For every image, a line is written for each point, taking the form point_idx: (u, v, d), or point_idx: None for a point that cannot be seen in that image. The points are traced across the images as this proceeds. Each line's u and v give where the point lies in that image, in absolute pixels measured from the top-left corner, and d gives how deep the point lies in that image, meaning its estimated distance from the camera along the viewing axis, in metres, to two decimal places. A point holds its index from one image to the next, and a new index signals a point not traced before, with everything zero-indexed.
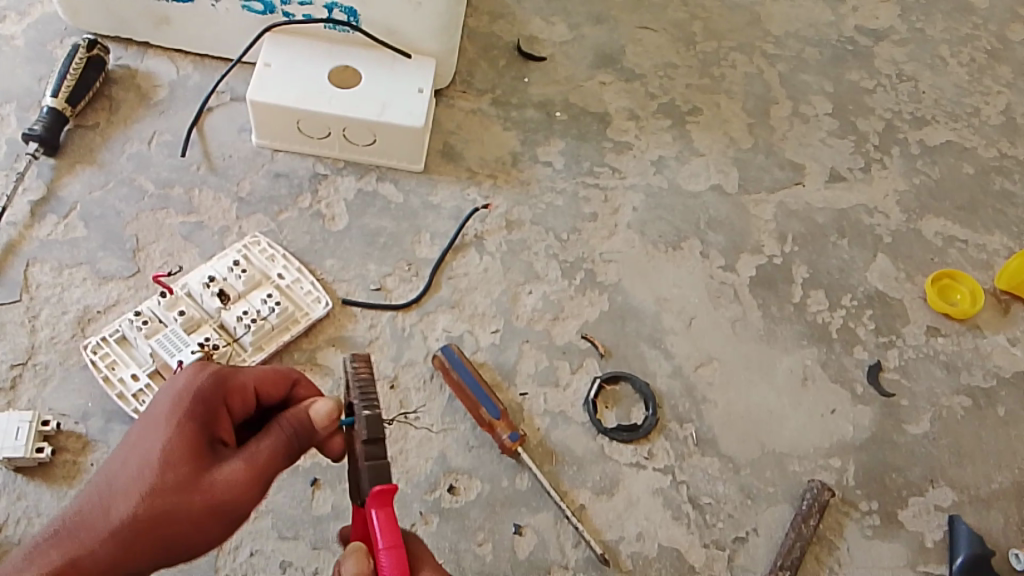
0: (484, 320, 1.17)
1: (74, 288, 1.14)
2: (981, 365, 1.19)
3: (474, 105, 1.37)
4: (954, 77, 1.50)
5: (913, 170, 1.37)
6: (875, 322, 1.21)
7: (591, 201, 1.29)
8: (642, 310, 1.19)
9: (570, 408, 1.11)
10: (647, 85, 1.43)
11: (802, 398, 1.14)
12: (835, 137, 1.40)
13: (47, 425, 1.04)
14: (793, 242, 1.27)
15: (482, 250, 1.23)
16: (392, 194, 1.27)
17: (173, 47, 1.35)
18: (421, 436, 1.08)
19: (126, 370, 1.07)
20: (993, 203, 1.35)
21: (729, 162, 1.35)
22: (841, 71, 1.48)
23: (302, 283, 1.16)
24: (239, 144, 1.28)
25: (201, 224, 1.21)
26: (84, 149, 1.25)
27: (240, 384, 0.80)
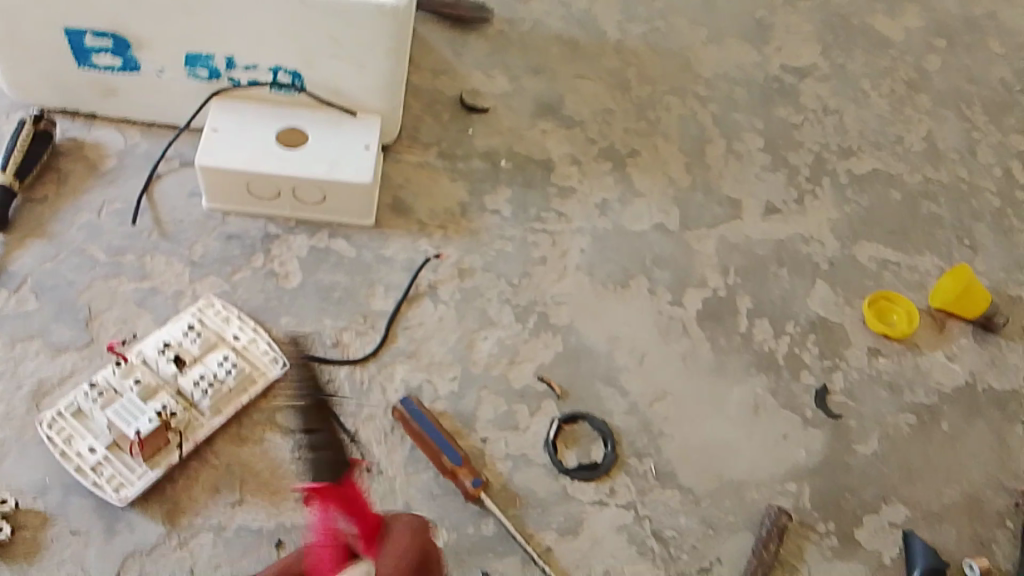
0: (442, 369, 1.19)
1: (27, 362, 1.13)
2: (922, 382, 1.24)
3: (420, 158, 1.40)
4: (877, 108, 1.58)
5: (845, 199, 1.43)
6: (819, 346, 1.25)
7: (540, 245, 1.32)
8: (595, 349, 1.22)
9: (531, 450, 1.12)
10: (587, 131, 1.48)
11: (756, 425, 1.17)
12: (769, 172, 1.46)
13: (5, 504, 1.02)
14: (736, 274, 1.32)
15: (436, 299, 1.25)
16: (344, 249, 1.28)
17: (120, 116, 1.36)
18: (385, 488, 1.08)
19: (82, 443, 1.06)
20: (921, 226, 1.42)
21: (670, 201, 1.40)
22: (771, 108, 1.55)
23: (258, 342, 1.17)
24: (189, 210, 1.29)
25: (154, 290, 1.21)
26: (31, 223, 1.25)
27: None
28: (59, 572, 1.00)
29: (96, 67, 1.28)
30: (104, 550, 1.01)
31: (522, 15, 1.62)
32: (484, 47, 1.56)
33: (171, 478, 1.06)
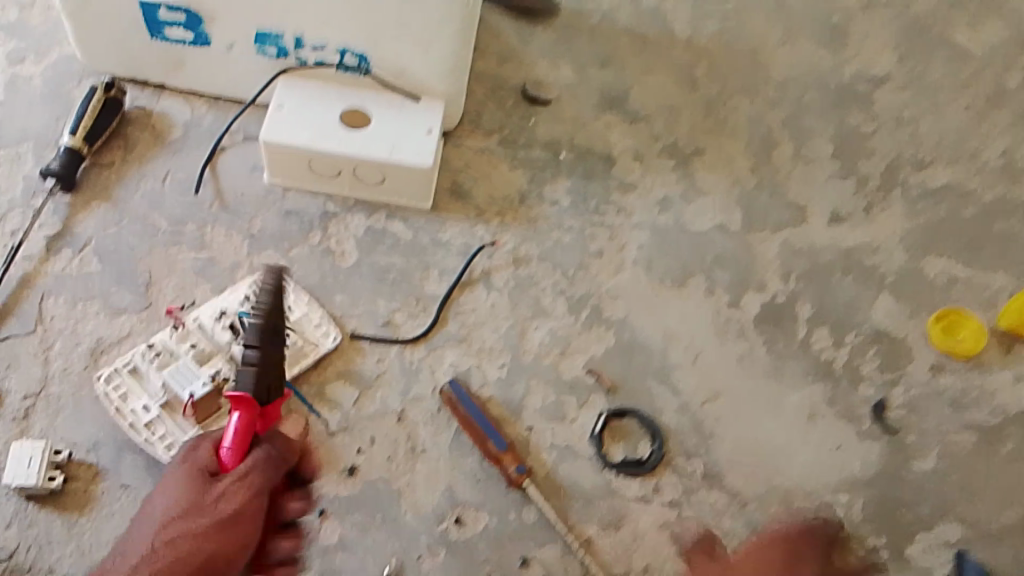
0: (491, 355, 1.18)
1: (85, 322, 1.16)
2: (989, 402, 1.19)
3: (482, 144, 1.39)
4: (953, 121, 1.53)
5: (915, 211, 1.39)
6: (880, 358, 1.22)
7: (598, 238, 1.31)
8: (648, 345, 1.20)
9: (577, 442, 1.11)
10: (652, 125, 1.45)
11: (810, 434, 1.14)
12: (837, 179, 1.42)
13: (59, 455, 1.05)
14: (797, 280, 1.29)
15: (489, 286, 1.25)
16: (402, 231, 1.29)
17: (187, 88, 1.38)
18: (428, 469, 1.08)
19: (137, 401, 1.08)
20: (994, 242, 1.37)
21: (734, 202, 1.37)
22: (842, 115, 1.51)
23: (312, 317, 1.17)
24: (252, 183, 1.31)
25: (212, 260, 1.23)
26: (100, 188, 1.27)
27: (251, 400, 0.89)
28: (106, 526, 1.02)
29: (168, 40, 1.30)
30: None
31: (592, 5, 1.60)
32: (552, 36, 1.55)
33: None
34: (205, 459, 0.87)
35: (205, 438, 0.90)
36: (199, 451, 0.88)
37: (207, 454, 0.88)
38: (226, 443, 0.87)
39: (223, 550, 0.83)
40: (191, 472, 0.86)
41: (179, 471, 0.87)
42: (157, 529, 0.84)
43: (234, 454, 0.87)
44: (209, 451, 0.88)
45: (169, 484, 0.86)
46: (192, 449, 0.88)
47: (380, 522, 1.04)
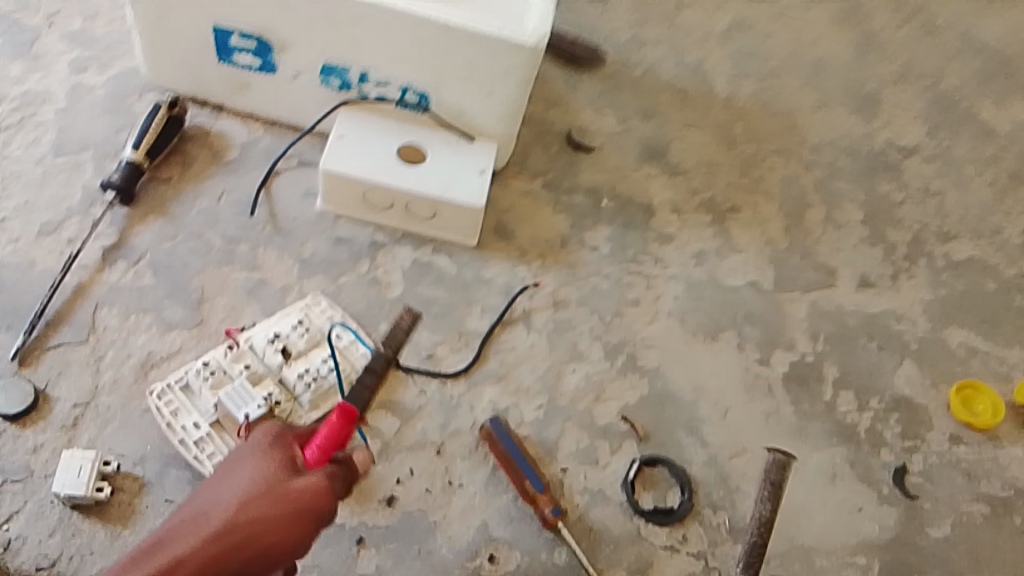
0: (529, 396, 1.22)
1: (137, 334, 1.19)
2: (1001, 476, 1.24)
3: (526, 186, 1.44)
4: (978, 196, 1.59)
5: (939, 282, 1.44)
6: (901, 425, 1.26)
7: (634, 286, 1.35)
8: (679, 397, 1.25)
9: (608, 487, 1.16)
10: (690, 180, 1.50)
11: (831, 494, 1.19)
12: (866, 245, 1.47)
13: (108, 465, 1.08)
14: (824, 342, 1.33)
15: (529, 326, 1.29)
16: (446, 266, 1.33)
17: (247, 111, 1.42)
18: (463, 504, 1.12)
19: (188, 418, 1.11)
20: (1013, 318, 1.42)
21: (766, 260, 1.42)
22: (872, 183, 1.57)
23: (359, 345, 1.21)
24: (304, 208, 1.35)
25: (263, 282, 1.27)
26: (157, 202, 1.31)
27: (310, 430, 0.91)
28: None
29: (235, 65, 1.35)
30: None
31: (637, 58, 1.65)
32: (597, 85, 1.60)
33: None
34: (288, 455, 0.87)
35: (289, 433, 0.90)
36: (281, 445, 0.88)
37: (292, 452, 0.87)
38: (318, 441, 0.87)
39: (280, 536, 0.79)
40: (276, 463, 0.85)
41: (261, 458, 0.85)
42: (236, 506, 0.79)
43: (320, 456, 0.87)
44: (290, 450, 0.88)
45: (247, 466, 0.84)
46: (275, 441, 0.88)
47: (416, 555, 1.07)
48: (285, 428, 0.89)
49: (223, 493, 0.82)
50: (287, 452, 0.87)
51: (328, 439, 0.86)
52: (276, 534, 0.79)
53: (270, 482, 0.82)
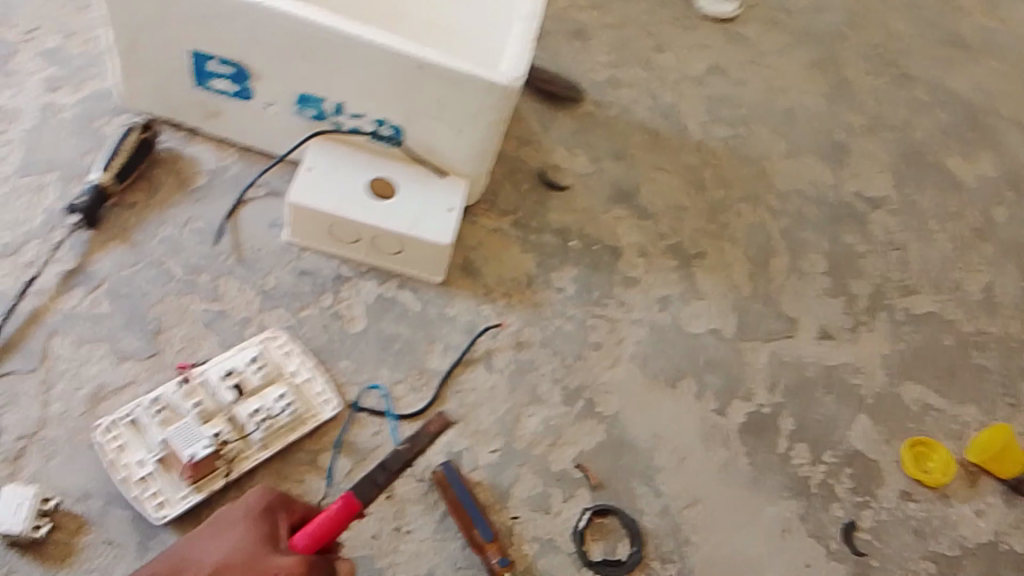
0: (486, 438, 1.22)
1: (89, 364, 1.18)
2: (949, 534, 1.26)
3: (495, 225, 1.44)
4: (941, 249, 1.61)
5: (898, 335, 1.46)
6: (853, 481, 1.28)
7: (597, 329, 1.36)
8: (637, 444, 1.25)
9: (558, 535, 1.16)
10: (657, 224, 1.51)
11: (779, 549, 1.20)
12: (828, 295, 1.49)
13: (47, 503, 1.07)
14: (782, 393, 1.35)
15: (490, 366, 1.29)
16: (410, 302, 1.33)
17: (219, 136, 1.42)
18: (412, 550, 1.11)
19: (133, 455, 1.10)
20: (969, 375, 1.44)
21: (729, 308, 1.43)
22: (836, 235, 1.58)
23: (314, 383, 1.21)
24: (270, 238, 1.34)
25: (223, 313, 1.26)
26: (121, 227, 1.30)
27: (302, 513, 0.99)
28: None
29: (210, 91, 1.34)
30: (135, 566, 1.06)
31: (612, 98, 1.66)
32: (570, 124, 1.61)
33: (209, 505, 1.11)
34: (276, 532, 0.94)
35: (284, 512, 0.97)
36: (273, 519, 0.95)
37: (280, 528, 0.95)
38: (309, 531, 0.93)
39: None
40: (260, 534, 0.92)
41: (250, 525, 0.93)
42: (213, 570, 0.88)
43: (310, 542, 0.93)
44: (279, 526, 0.95)
45: (235, 529, 0.92)
46: (267, 513, 0.95)
47: None
48: (283, 504, 0.97)
49: (208, 551, 0.90)
50: (276, 527, 0.94)
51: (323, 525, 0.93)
52: None
53: (246, 554, 0.89)
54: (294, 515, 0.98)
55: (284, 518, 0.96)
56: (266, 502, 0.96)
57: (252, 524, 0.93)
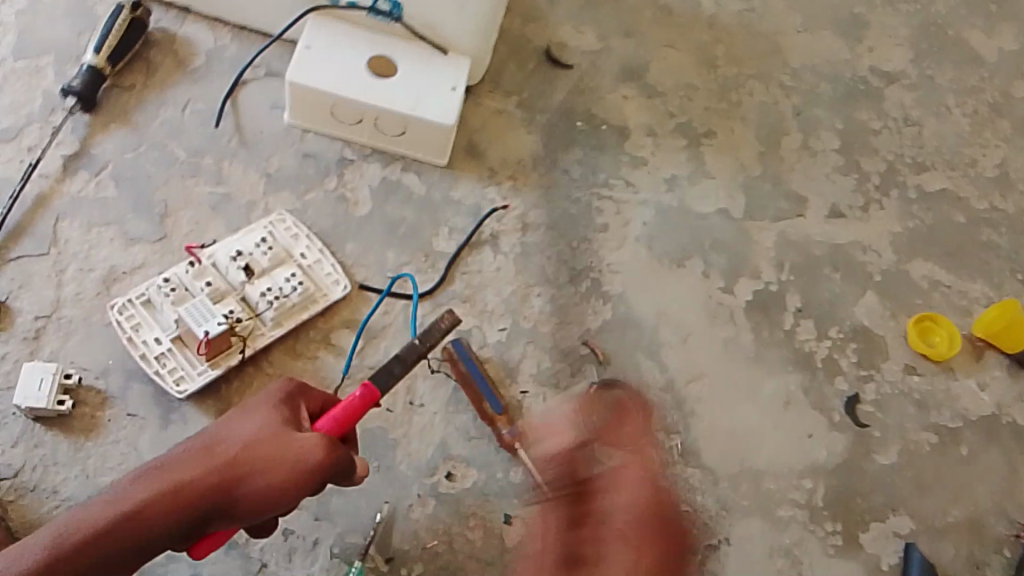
0: (493, 318, 1.23)
1: (100, 245, 1.19)
2: (950, 405, 1.28)
3: (499, 105, 1.41)
4: (957, 126, 1.56)
5: (909, 213, 1.44)
6: (857, 355, 1.29)
7: (603, 211, 1.35)
8: (642, 322, 1.26)
9: (565, 408, 1.18)
10: (666, 102, 1.47)
11: (781, 421, 1.22)
12: (839, 174, 1.46)
13: (69, 379, 1.09)
14: (789, 272, 1.34)
15: (496, 249, 1.29)
16: (414, 184, 1.31)
17: (212, 17, 1.38)
18: (424, 422, 1.14)
19: (150, 332, 1.13)
20: (979, 252, 1.43)
21: (738, 187, 1.41)
22: (849, 113, 1.53)
23: (323, 264, 1.22)
24: (271, 120, 1.32)
25: (228, 196, 1.26)
26: (119, 110, 1.29)
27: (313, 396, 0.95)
28: (111, 451, 1.08)
29: None
30: (156, 438, 1.09)
31: None
32: None
33: (227, 379, 1.13)
34: (297, 416, 0.91)
35: (302, 398, 0.94)
36: (292, 403, 0.92)
37: (300, 413, 0.91)
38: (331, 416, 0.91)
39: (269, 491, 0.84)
40: (282, 417, 0.89)
41: (271, 409, 0.90)
42: (239, 450, 0.85)
43: (333, 427, 0.91)
44: (298, 410, 0.92)
45: (257, 412, 0.89)
46: (287, 399, 0.92)
47: (377, 469, 1.10)
48: (300, 391, 0.94)
49: (230, 435, 0.87)
50: (296, 410, 0.91)
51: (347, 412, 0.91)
52: (268, 488, 0.84)
53: (268, 434, 0.86)
54: (313, 401, 0.95)
55: (303, 402, 0.94)
56: (283, 391, 0.93)
57: (272, 408, 0.90)
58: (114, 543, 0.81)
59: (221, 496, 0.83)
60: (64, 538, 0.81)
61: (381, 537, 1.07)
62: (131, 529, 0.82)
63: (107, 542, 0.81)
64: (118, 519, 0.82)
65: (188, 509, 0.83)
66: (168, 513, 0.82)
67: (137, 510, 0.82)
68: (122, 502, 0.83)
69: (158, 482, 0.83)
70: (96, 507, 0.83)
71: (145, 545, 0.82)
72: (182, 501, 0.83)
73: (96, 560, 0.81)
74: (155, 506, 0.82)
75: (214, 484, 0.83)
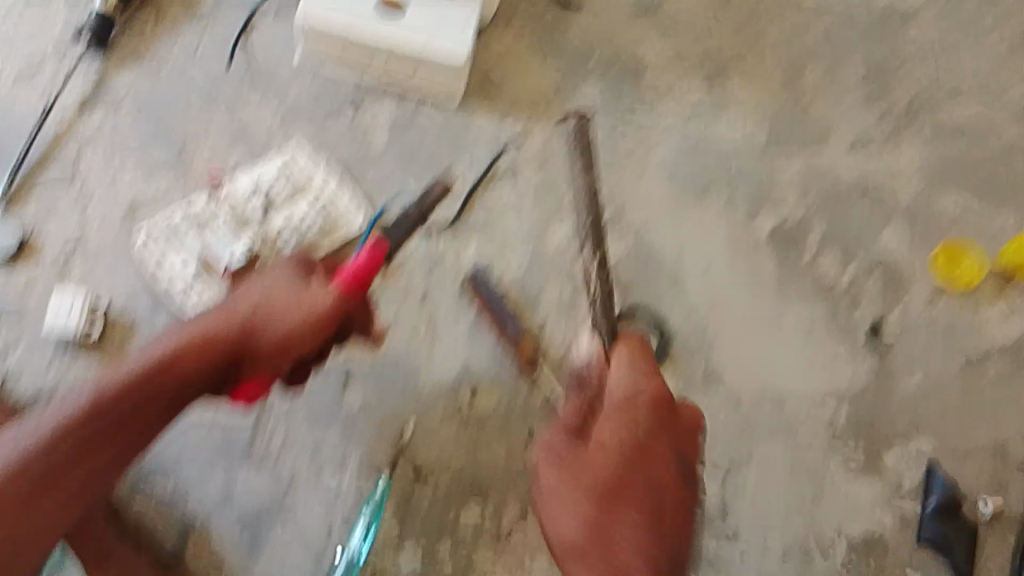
0: (514, 245, 1.24)
1: (123, 174, 1.21)
2: (978, 331, 1.26)
3: (520, 31, 1.38)
4: (993, 49, 1.48)
5: (939, 139, 1.41)
6: (882, 281, 1.28)
7: (625, 138, 1.34)
8: (663, 249, 1.26)
9: (587, 332, 1.19)
10: (691, 26, 1.43)
11: (803, 346, 1.22)
12: (868, 99, 1.42)
13: (96, 307, 1.14)
14: (814, 199, 1.33)
15: (517, 176, 1.28)
16: (435, 113, 1.31)
17: None
18: (447, 345, 1.15)
19: (175, 258, 1.16)
20: (1011, 178, 1.39)
21: (764, 113, 1.38)
22: (880, 37, 1.47)
23: (342, 195, 1.23)
24: (289, 49, 1.31)
25: (249, 125, 1.26)
26: (139, 40, 1.29)
27: (322, 259, 0.94)
28: None
29: None
30: None
31: None
32: None
33: None
34: (313, 276, 0.89)
35: (316, 260, 0.93)
36: (307, 265, 0.91)
37: (316, 272, 0.90)
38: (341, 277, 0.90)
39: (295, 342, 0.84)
40: (298, 276, 0.88)
41: (287, 267, 0.88)
42: (260, 303, 0.84)
43: (349, 284, 0.89)
44: (315, 271, 0.90)
45: (274, 271, 0.88)
46: (301, 260, 0.91)
47: (401, 390, 1.12)
48: (312, 254, 0.93)
49: (248, 291, 0.85)
50: (311, 269, 0.90)
51: (361, 270, 0.89)
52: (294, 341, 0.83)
53: (289, 290, 0.86)
54: (324, 265, 0.94)
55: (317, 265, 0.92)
56: (297, 254, 0.91)
57: (290, 268, 0.88)
58: (144, 398, 0.77)
59: (244, 346, 0.82)
60: (98, 387, 0.76)
61: (409, 452, 1.09)
62: (162, 380, 0.78)
63: (138, 396, 0.77)
64: (144, 373, 0.78)
65: (217, 360, 0.81)
66: (198, 363, 0.80)
67: (163, 363, 0.78)
68: (146, 358, 0.79)
69: (179, 336, 0.81)
70: (118, 368, 0.78)
71: (170, 399, 0.79)
72: (210, 350, 0.80)
73: (136, 409, 0.77)
74: (182, 359, 0.79)
75: (238, 333, 0.82)
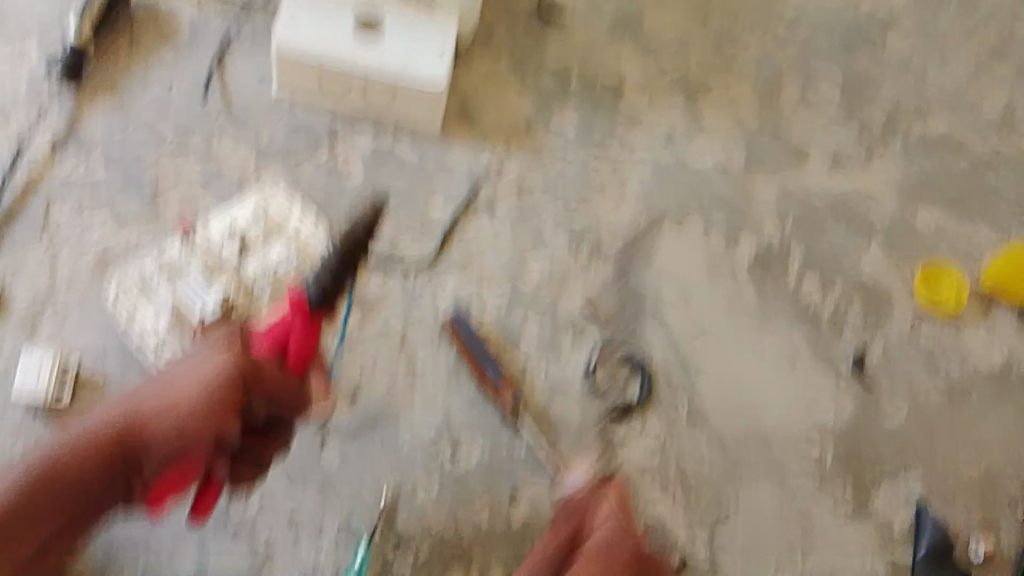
0: (492, 284, 1.22)
1: (93, 228, 1.18)
2: (958, 355, 1.26)
3: (490, 68, 1.38)
4: (958, 69, 1.51)
5: (912, 160, 1.41)
6: (863, 308, 1.27)
7: (600, 171, 1.32)
8: (643, 283, 1.25)
9: (569, 373, 1.17)
10: (660, 57, 1.43)
11: (785, 377, 1.21)
12: (840, 124, 1.42)
13: (67, 371, 1.08)
14: (791, 226, 1.32)
15: (492, 215, 1.27)
16: (407, 153, 1.29)
17: None
18: (427, 392, 1.13)
19: (145, 312, 1.12)
20: (984, 197, 1.40)
21: (736, 142, 1.38)
22: (846, 62, 1.49)
23: (317, 239, 1.20)
24: (257, 94, 1.30)
25: (219, 173, 1.24)
26: (104, 90, 1.26)
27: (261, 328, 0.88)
28: None
29: None
30: None
31: None
32: None
33: None
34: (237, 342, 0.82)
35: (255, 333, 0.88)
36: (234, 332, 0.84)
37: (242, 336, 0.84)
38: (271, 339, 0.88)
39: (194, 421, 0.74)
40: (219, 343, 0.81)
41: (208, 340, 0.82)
42: (161, 385, 0.76)
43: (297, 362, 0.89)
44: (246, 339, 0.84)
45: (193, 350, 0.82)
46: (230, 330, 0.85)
47: (381, 442, 1.10)
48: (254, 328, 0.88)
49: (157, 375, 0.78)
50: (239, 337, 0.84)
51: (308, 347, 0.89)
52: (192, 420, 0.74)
53: (192, 365, 0.77)
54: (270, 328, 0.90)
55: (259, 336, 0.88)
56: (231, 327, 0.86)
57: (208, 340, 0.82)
58: (33, 504, 0.71)
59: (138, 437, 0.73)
60: None
61: (389, 509, 1.07)
62: (53, 484, 0.71)
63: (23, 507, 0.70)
64: (36, 481, 0.71)
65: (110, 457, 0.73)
66: (87, 461, 0.72)
67: (54, 468, 0.71)
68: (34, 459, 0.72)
69: (71, 434, 0.74)
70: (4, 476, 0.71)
71: (75, 503, 0.72)
72: (101, 442, 0.72)
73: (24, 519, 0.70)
74: (76, 464, 0.72)
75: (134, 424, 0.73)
